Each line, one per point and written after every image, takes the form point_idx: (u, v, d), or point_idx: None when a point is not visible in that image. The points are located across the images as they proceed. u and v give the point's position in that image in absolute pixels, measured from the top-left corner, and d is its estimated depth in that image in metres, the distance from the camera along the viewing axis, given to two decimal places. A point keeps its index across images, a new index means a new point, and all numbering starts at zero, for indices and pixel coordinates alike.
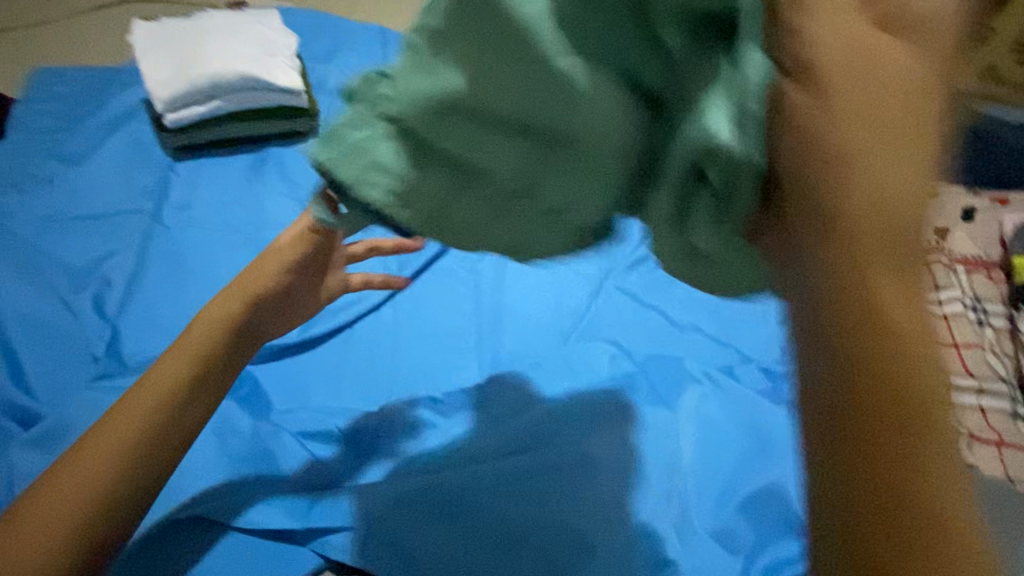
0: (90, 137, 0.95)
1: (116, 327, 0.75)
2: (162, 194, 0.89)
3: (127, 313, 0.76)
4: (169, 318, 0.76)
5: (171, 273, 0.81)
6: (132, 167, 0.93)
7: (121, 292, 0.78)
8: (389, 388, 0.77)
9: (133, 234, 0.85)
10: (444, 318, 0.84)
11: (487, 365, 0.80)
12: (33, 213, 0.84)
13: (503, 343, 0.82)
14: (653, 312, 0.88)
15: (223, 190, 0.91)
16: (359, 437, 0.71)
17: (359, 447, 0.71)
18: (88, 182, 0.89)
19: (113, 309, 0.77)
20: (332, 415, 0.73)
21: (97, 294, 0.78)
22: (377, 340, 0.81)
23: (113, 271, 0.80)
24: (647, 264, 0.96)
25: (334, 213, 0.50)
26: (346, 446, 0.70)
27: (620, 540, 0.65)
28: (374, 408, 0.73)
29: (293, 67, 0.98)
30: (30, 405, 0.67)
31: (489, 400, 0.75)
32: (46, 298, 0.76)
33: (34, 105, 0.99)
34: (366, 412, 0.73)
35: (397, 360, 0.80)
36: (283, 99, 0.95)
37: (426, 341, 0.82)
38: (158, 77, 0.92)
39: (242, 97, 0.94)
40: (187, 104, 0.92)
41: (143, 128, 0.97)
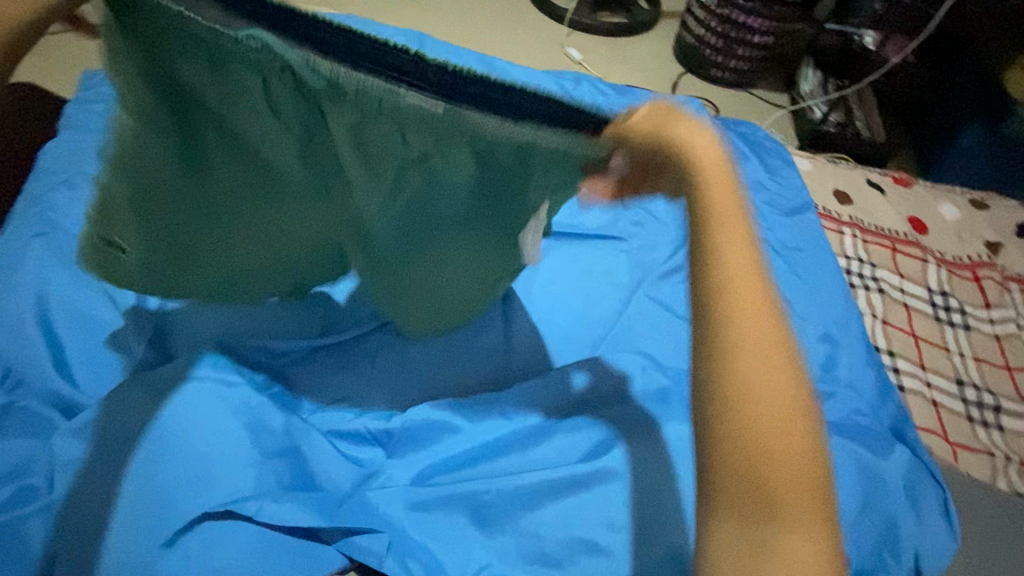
0: None
1: (157, 323, 0.77)
2: None
3: (167, 308, 0.78)
4: (207, 316, 0.78)
5: None
6: None
7: (163, 289, 0.81)
8: (416, 395, 0.76)
9: None
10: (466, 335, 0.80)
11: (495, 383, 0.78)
12: (82, 208, 0.87)
13: (522, 353, 0.80)
14: (683, 322, 0.89)
15: None
16: (389, 438, 0.72)
17: (388, 447, 0.72)
18: None
19: (157, 306, 0.80)
20: (362, 415, 0.73)
21: (142, 290, 0.81)
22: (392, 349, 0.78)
23: None
24: (679, 276, 0.95)
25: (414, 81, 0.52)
26: (376, 449, 0.72)
27: (651, 557, 0.64)
28: (403, 412, 0.73)
29: None
30: (75, 397, 0.70)
31: (521, 406, 0.74)
32: (92, 290, 0.78)
33: (84, 104, 1.02)
34: (397, 415, 0.73)
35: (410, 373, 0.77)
36: None
37: (436, 353, 0.79)
38: None
39: None
40: None
41: None
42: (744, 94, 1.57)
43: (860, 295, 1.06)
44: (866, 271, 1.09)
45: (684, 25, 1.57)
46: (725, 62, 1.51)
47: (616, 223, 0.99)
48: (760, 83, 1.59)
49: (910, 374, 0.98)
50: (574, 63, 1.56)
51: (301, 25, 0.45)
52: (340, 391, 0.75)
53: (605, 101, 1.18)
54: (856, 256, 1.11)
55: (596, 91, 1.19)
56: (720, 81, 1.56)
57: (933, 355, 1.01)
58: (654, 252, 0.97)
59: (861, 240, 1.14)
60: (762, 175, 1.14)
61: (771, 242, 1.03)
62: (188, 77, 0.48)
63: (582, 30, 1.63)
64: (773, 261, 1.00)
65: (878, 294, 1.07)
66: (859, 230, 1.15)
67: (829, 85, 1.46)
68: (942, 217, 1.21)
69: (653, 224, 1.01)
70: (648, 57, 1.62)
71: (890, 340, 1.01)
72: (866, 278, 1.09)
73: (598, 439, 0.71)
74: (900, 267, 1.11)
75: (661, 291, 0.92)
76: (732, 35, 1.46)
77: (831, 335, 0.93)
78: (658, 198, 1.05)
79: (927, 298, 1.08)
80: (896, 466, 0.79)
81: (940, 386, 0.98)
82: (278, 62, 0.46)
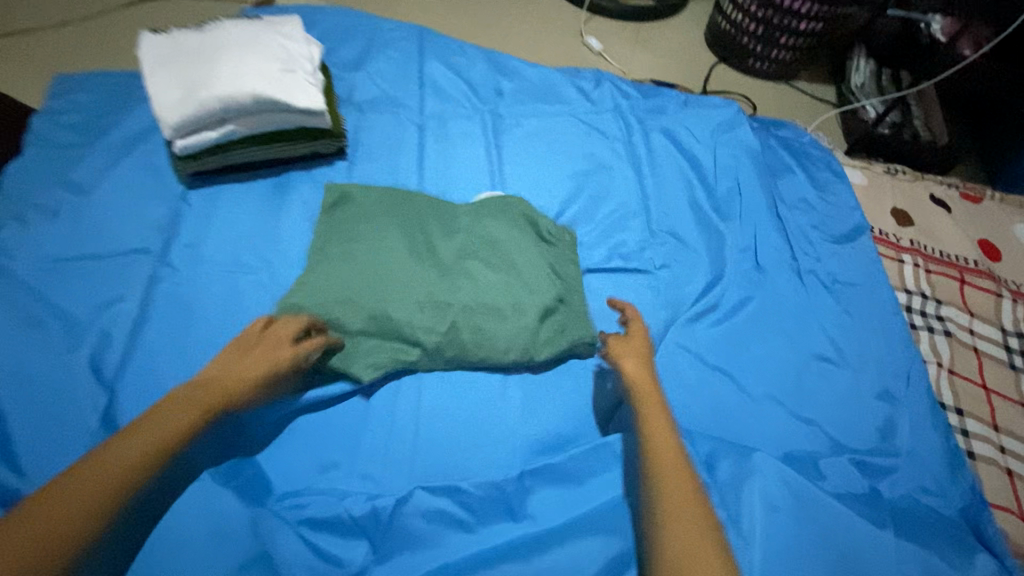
0: (103, 161, 0.90)
1: (113, 392, 0.69)
2: (172, 230, 0.83)
3: (126, 374, 0.70)
4: (174, 381, 0.71)
5: (178, 324, 0.75)
6: (145, 197, 0.87)
7: (121, 349, 0.72)
8: (411, 469, 0.68)
9: (135, 277, 0.78)
10: (487, 408, 0.73)
11: (520, 455, 0.70)
12: (36, 249, 0.79)
13: (542, 418, 0.73)
14: (714, 377, 0.82)
15: (240, 226, 0.85)
16: (376, 526, 0.64)
17: (375, 539, 0.63)
18: (94, 213, 0.83)
19: (112, 372, 0.70)
20: (345, 498, 0.65)
21: (95, 350, 0.71)
22: (397, 419, 0.72)
23: (113, 323, 0.74)
24: (712, 316, 0.88)
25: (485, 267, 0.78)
26: (360, 543, 0.63)
27: None
28: (396, 493, 0.66)
29: (314, 84, 0.87)
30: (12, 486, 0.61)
31: (551, 488, 0.66)
32: (42, 355, 0.70)
33: (49, 115, 1.00)
34: (379, 495, 0.66)
35: (416, 454, 0.70)
36: (305, 120, 0.86)
37: (451, 432, 0.71)
38: (166, 99, 0.80)
39: (257, 120, 0.83)
40: (196, 129, 0.81)
41: (159, 153, 0.92)
42: (783, 88, 1.42)
43: (922, 338, 0.93)
44: (930, 308, 0.96)
45: (719, 10, 1.41)
46: (764, 52, 1.36)
47: (641, 254, 0.92)
48: (802, 75, 1.45)
49: (982, 439, 0.84)
50: (594, 53, 1.41)
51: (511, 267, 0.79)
52: (319, 463, 0.68)
53: (630, 104, 1.12)
54: (918, 291, 0.97)
55: (619, 93, 1.13)
56: (760, 73, 1.41)
57: (1009, 414, 0.87)
58: (684, 290, 0.89)
59: (923, 270, 1.00)
60: (809, 192, 1.05)
61: (820, 274, 0.95)
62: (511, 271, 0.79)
63: (601, 15, 1.48)
64: (824, 298, 0.92)
65: (943, 338, 0.93)
66: (920, 258, 1.01)
67: (883, 77, 1.33)
68: (1015, 240, 1.07)
69: (683, 253, 0.93)
70: (675, 44, 1.47)
71: (959, 395, 0.88)
72: (929, 317, 0.95)
73: (617, 550, 0.61)
74: (969, 304, 0.97)
75: (692, 338, 0.85)
76: (774, 21, 1.29)
77: (889, 392, 0.84)
78: (689, 221, 0.97)
79: (1002, 342, 0.93)
80: (970, 569, 0.68)
81: (1017, 453, 0.84)
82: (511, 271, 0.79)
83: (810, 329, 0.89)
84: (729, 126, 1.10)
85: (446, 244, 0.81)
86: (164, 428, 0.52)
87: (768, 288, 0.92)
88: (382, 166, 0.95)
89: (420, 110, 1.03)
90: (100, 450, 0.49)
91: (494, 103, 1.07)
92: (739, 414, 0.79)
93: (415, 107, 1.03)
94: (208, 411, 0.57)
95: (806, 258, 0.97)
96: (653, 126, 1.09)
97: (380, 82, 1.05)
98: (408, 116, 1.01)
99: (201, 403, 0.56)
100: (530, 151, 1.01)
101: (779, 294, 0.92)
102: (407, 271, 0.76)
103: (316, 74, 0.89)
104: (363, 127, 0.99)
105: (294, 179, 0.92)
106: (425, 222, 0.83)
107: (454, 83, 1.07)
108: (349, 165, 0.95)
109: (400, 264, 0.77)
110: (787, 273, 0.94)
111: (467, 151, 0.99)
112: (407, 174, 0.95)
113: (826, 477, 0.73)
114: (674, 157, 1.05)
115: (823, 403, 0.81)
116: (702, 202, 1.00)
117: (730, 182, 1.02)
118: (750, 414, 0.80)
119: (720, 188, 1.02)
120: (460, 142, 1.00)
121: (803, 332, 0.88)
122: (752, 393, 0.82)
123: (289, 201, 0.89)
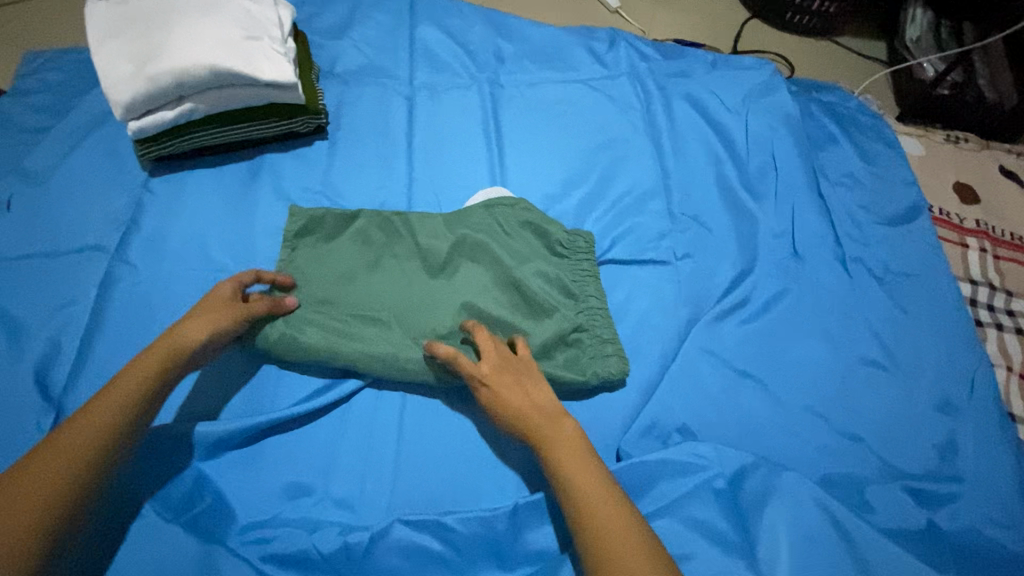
0: (60, 145, 0.82)
1: (59, 409, 0.62)
2: (132, 224, 0.75)
3: (75, 389, 0.63)
4: None
5: (133, 330, 0.67)
6: (104, 186, 0.78)
7: (73, 360, 0.65)
8: (392, 496, 0.61)
9: (92, 279, 0.71)
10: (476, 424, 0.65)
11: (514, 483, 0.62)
12: None
13: None
14: (743, 385, 0.71)
15: (206, 216, 0.76)
16: (348, 561, 0.56)
17: None
18: (48, 206, 0.76)
19: (61, 387, 0.64)
20: (316, 530, 0.58)
21: (45, 363, 0.65)
22: (375, 436, 0.64)
23: (65, 333, 0.67)
24: (742, 313, 0.77)
25: (492, 289, 0.69)
26: None
27: None
28: (371, 525, 0.58)
29: (283, 53, 0.77)
30: None
31: (548, 527, 0.58)
32: None
33: None
34: (357, 528, 0.58)
35: (399, 479, 0.62)
36: (272, 95, 0.76)
37: (436, 455, 0.63)
38: (114, 74, 0.70)
39: (218, 96, 0.74)
40: (149, 109, 0.72)
41: (121, 136, 0.83)
42: (825, 46, 1.25)
43: (989, 337, 0.80)
44: (999, 302, 0.83)
45: None
46: (804, 4, 1.20)
47: (660, 242, 0.81)
48: (846, 30, 1.28)
49: None
50: (610, 11, 1.26)
51: (514, 279, 0.70)
52: (286, 486, 0.61)
53: (649, 67, 0.98)
54: (984, 281, 0.84)
55: (637, 55, 1.00)
56: (800, 28, 1.25)
57: None
58: (709, 284, 0.78)
59: (991, 256, 0.86)
60: (856, 166, 0.91)
61: (869, 262, 0.82)
62: (511, 282, 0.69)
63: None
64: (873, 290, 0.79)
65: (1014, 336, 0.80)
66: (988, 242, 0.88)
67: (941, 29, 1.14)
68: None
69: (708, 241, 0.81)
70: None
71: None
72: (998, 312, 0.82)
73: None
74: None
75: (719, 340, 0.74)
76: None
77: (951, 402, 0.72)
78: (715, 202, 0.85)
79: None
80: None
81: None
82: (512, 283, 0.69)
83: (856, 328, 0.76)
84: (763, 90, 0.96)
85: (437, 249, 0.71)
86: (110, 408, 0.49)
87: (807, 280, 0.80)
88: (366, 144, 0.84)
89: (410, 80, 0.91)
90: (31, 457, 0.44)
91: (493, 69, 0.94)
92: (771, 429, 0.69)
93: (404, 77, 0.91)
94: (161, 371, 0.53)
95: (852, 243, 0.83)
96: (675, 92, 0.95)
97: (366, 49, 0.94)
98: (397, 87, 0.90)
99: (161, 356, 0.54)
100: (536, 125, 0.89)
101: (820, 286, 0.79)
102: (394, 290, 0.69)
103: (286, 42, 0.79)
104: (347, 101, 0.88)
105: (267, 160, 0.82)
106: (412, 232, 0.73)
107: (447, 47, 0.95)
108: (330, 144, 0.84)
109: (387, 280, 0.69)
110: (829, 261, 0.81)
111: (462, 125, 0.88)
112: (395, 152, 0.84)
113: (873, 510, 0.63)
114: (699, 127, 0.92)
115: (870, 416, 0.70)
116: (731, 179, 0.87)
117: (763, 157, 0.89)
118: (785, 430, 0.69)
119: (752, 164, 0.89)
120: (454, 116, 0.89)
121: (848, 332, 0.76)
122: (788, 404, 0.71)
123: (262, 186, 0.80)
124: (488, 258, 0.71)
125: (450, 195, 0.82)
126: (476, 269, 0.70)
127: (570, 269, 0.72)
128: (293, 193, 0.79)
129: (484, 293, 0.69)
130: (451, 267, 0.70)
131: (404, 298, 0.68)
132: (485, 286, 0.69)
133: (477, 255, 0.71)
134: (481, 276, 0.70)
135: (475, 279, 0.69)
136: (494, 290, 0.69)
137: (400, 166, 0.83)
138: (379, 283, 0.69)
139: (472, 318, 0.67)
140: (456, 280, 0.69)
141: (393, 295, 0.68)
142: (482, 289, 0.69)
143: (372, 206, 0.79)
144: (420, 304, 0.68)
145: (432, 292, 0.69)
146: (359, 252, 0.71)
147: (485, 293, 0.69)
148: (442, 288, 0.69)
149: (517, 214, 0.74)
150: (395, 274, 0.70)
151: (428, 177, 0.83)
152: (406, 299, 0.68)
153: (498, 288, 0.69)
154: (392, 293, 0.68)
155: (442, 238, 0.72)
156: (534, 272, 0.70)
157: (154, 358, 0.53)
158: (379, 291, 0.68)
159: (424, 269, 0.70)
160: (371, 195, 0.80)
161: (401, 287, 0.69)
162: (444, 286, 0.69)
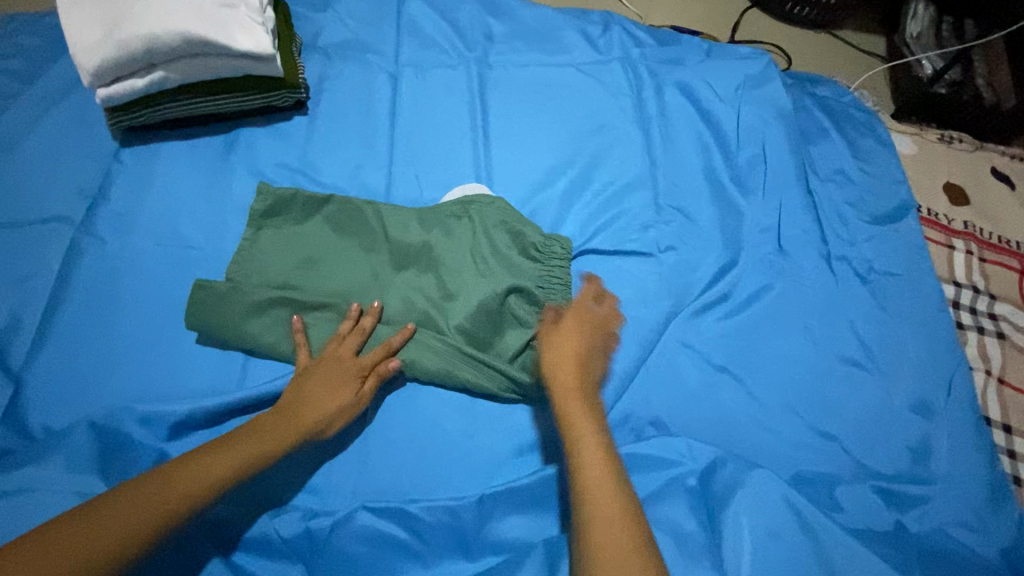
0: (28, 111, 0.79)
1: (19, 384, 0.61)
2: (100, 196, 0.73)
3: (36, 363, 0.62)
4: (87, 372, 0.62)
5: (96, 305, 0.66)
6: (72, 156, 0.76)
7: (34, 334, 0.64)
8: (357, 482, 0.60)
9: (56, 252, 0.69)
10: (447, 412, 0.64)
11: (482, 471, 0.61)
12: None
13: (510, 424, 0.64)
14: (720, 381, 0.71)
15: (178, 190, 0.74)
16: (311, 546, 0.55)
17: (311, 564, 0.55)
18: (13, 174, 0.73)
19: (21, 362, 0.62)
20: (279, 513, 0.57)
21: (3, 335, 0.63)
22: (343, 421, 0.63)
23: (27, 306, 0.65)
24: (723, 308, 0.76)
25: (461, 284, 0.67)
26: (295, 565, 0.55)
27: None
28: (335, 510, 0.57)
29: (261, 23, 0.74)
30: None
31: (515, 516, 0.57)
32: None
33: None
34: (320, 513, 0.57)
35: (366, 464, 0.61)
36: (248, 66, 0.74)
37: (404, 441, 0.62)
38: (82, 39, 0.68)
39: (191, 66, 0.71)
40: (119, 76, 0.70)
41: (92, 103, 0.80)
42: (825, 38, 1.23)
43: (970, 340, 0.80)
44: (981, 305, 0.82)
45: None
46: None
47: (644, 233, 0.79)
48: (847, 23, 1.25)
49: None
50: None
51: (485, 276, 0.68)
52: None
53: (642, 53, 0.96)
54: (968, 284, 0.83)
55: (631, 39, 0.97)
56: (799, 19, 1.23)
57: None
58: (691, 277, 0.77)
59: (976, 258, 0.86)
60: (846, 163, 0.90)
61: (854, 261, 0.81)
62: (481, 279, 0.68)
63: None
64: (856, 289, 0.79)
65: (994, 340, 0.80)
66: (975, 244, 0.87)
67: (944, 25, 1.12)
68: None
69: (692, 234, 0.80)
70: None
71: (1007, 409, 0.75)
72: (980, 315, 0.81)
73: None
74: None
75: (698, 335, 0.73)
76: None
77: (927, 404, 0.72)
78: (701, 195, 0.83)
79: None
80: None
81: None
82: (482, 279, 0.68)
83: (837, 327, 0.76)
84: (757, 81, 0.94)
85: (407, 241, 0.69)
86: (244, 455, 0.51)
87: (790, 276, 0.79)
88: (347, 122, 0.82)
89: (394, 57, 0.89)
90: (184, 462, 0.49)
91: (482, 48, 0.92)
92: (745, 426, 0.68)
93: (389, 53, 0.89)
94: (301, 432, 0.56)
95: (839, 241, 0.82)
96: (668, 80, 0.93)
97: (350, 22, 0.91)
98: (381, 64, 0.87)
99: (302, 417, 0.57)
100: (523, 108, 0.87)
101: (803, 283, 0.78)
102: (360, 281, 0.67)
103: (264, 12, 0.76)
104: (329, 77, 0.86)
105: (244, 135, 0.80)
106: (383, 221, 0.71)
107: (436, 25, 0.92)
108: (310, 120, 0.82)
109: (353, 271, 0.68)
110: (814, 258, 0.80)
111: (446, 105, 0.85)
112: (376, 131, 0.82)
113: (842, 509, 0.63)
114: (689, 117, 0.90)
115: (845, 416, 0.70)
116: (719, 172, 0.85)
117: (753, 149, 0.87)
118: (760, 427, 0.68)
119: (742, 156, 0.87)
120: (439, 96, 0.86)
121: (828, 330, 0.75)
122: (763, 401, 0.70)
123: (236, 161, 0.77)
124: (460, 253, 0.69)
125: (431, 177, 0.80)
126: (446, 263, 0.69)
127: (545, 269, 0.70)
128: (269, 170, 0.77)
129: (451, 288, 0.67)
130: (421, 260, 0.69)
131: (370, 290, 0.67)
132: (454, 281, 0.68)
133: (448, 250, 0.69)
134: (452, 271, 0.68)
135: (444, 273, 0.68)
136: (464, 285, 0.67)
137: (380, 146, 0.81)
138: (346, 275, 0.68)
139: (438, 314, 0.66)
140: (425, 275, 0.68)
141: (359, 286, 0.67)
142: (451, 284, 0.67)
143: (350, 186, 0.77)
144: (386, 298, 0.67)
145: (399, 286, 0.67)
146: (325, 240, 0.70)
147: (453, 288, 0.67)
148: (410, 283, 0.68)
149: (494, 213, 0.71)
150: (363, 264, 0.69)
151: (408, 158, 0.81)
152: (372, 293, 0.67)
153: (467, 282, 0.67)
154: (358, 285, 0.67)
155: (411, 232, 0.70)
156: (502, 276, 0.68)
157: (292, 416, 0.56)
158: (344, 282, 0.67)
159: (392, 262, 0.69)
160: (349, 175, 0.78)
161: (368, 279, 0.68)
162: (413, 282, 0.68)
